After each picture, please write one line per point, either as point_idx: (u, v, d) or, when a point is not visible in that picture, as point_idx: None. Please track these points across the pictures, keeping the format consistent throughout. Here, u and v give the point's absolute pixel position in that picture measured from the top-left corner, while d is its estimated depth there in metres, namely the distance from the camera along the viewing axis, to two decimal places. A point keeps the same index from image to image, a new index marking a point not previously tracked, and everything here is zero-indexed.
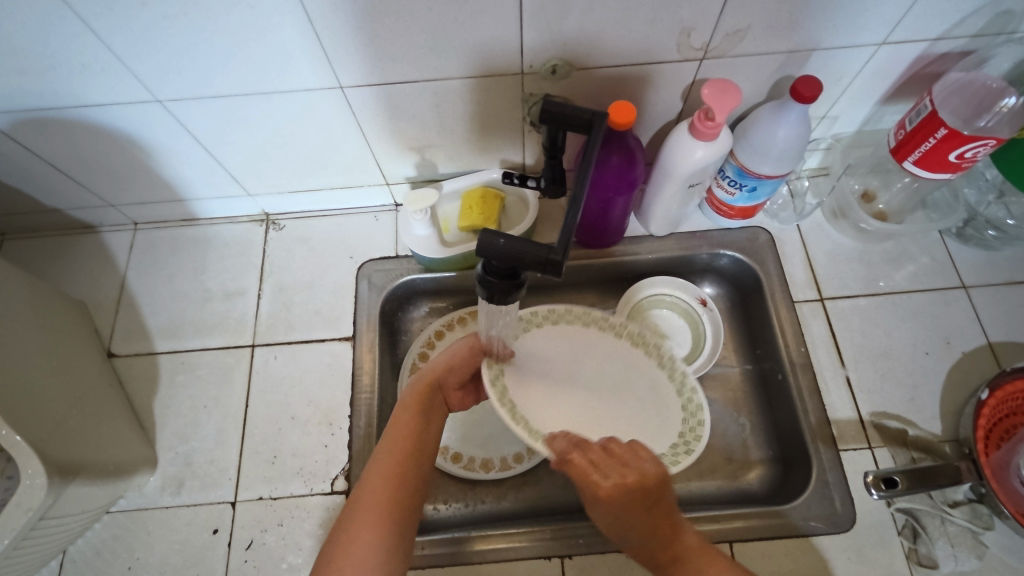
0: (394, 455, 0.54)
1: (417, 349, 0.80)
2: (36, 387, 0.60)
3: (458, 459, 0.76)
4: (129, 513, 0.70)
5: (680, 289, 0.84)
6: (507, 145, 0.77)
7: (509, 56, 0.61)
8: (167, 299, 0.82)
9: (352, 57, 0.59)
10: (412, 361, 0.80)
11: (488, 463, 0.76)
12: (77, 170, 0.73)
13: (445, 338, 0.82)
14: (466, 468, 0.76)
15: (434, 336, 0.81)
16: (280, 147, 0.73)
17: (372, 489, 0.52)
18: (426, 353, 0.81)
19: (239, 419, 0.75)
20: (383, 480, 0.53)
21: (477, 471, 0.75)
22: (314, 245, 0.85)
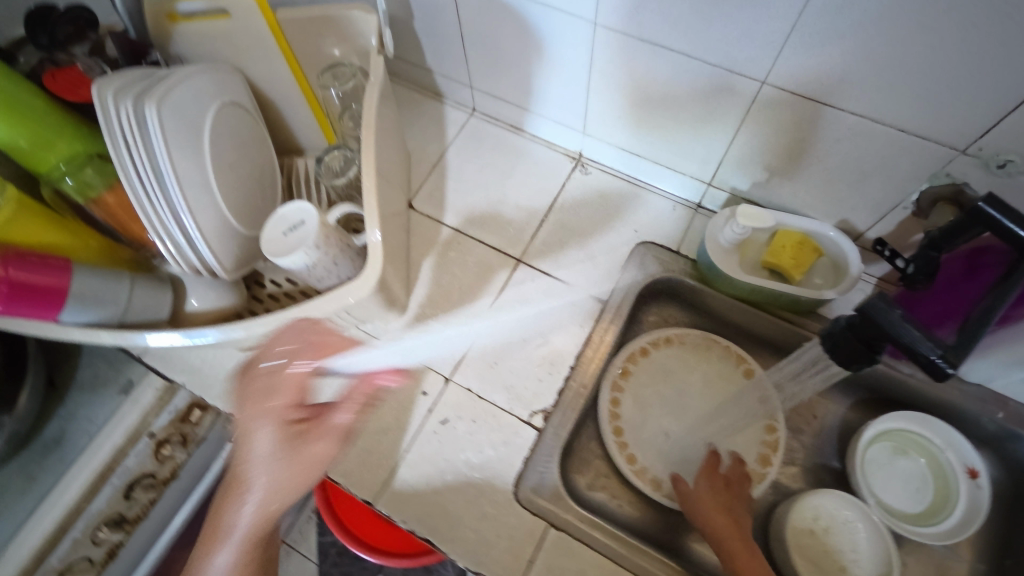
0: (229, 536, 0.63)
1: (619, 364, 0.81)
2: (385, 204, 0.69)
3: (631, 462, 0.77)
4: (369, 337, 0.79)
5: (949, 445, 0.74)
6: (862, 211, 0.71)
7: (964, 130, 0.55)
8: (470, 184, 0.90)
9: (804, 60, 0.57)
10: (613, 374, 0.80)
11: (673, 492, 0.76)
12: (475, 47, 0.81)
13: (670, 347, 0.83)
14: (636, 478, 0.76)
15: (637, 352, 0.82)
16: (652, 106, 0.74)
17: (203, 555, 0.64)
18: (648, 349, 0.83)
19: (482, 314, 0.80)
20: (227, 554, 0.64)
21: (645, 484, 0.76)
22: (608, 203, 0.87)
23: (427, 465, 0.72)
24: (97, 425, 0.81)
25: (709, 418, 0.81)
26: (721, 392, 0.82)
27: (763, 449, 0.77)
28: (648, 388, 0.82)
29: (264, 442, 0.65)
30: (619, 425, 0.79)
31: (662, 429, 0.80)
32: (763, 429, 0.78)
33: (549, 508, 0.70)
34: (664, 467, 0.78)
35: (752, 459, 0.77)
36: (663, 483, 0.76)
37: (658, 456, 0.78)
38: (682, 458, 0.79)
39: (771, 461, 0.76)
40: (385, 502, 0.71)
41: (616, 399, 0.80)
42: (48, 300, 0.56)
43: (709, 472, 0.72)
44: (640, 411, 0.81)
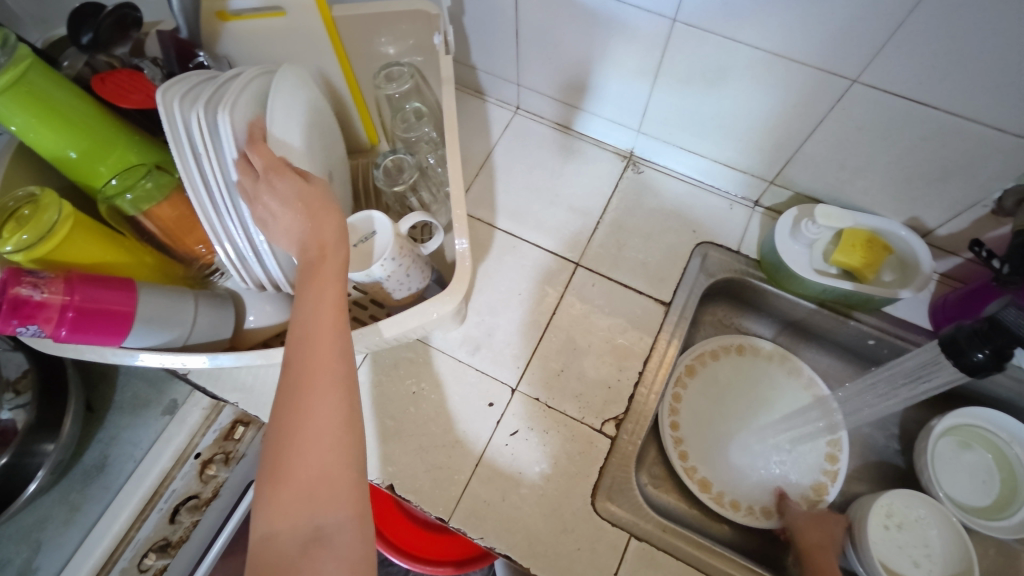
0: (316, 354, 0.44)
1: (687, 360, 0.81)
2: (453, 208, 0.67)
3: (684, 461, 0.76)
4: (429, 347, 0.77)
5: (1014, 439, 0.74)
6: (935, 208, 0.70)
7: None
8: (520, 185, 0.87)
9: (903, 58, 0.56)
10: (680, 368, 0.80)
11: (721, 496, 0.75)
12: (530, 43, 0.78)
13: (736, 350, 0.83)
14: (687, 478, 0.75)
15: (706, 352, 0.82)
16: (722, 103, 0.72)
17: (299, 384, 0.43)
18: (716, 351, 0.83)
19: (544, 320, 0.78)
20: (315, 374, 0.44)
21: (693, 482, 0.75)
22: (664, 203, 0.85)
23: (500, 480, 0.69)
24: (143, 449, 0.77)
25: (763, 421, 0.80)
26: (781, 395, 0.81)
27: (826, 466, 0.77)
28: (709, 387, 0.81)
29: (283, 210, 0.50)
30: (678, 422, 0.78)
31: (716, 430, 0.80)
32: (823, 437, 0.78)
33: (630, 518, 0.67)
34: (712, 469, 0.77)
35: (808, 480, 0.77)
36: (711, 486, 0.76)
37: (710, 461, 0.78)
38: (733, 462, 0.78)
39: (827, 488, 0.76)
40: (458, 520, 0.68)
41: (678, 395, 0.80)
42: (114, 326, 0.52)
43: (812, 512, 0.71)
44: (701, 412, 0.80)
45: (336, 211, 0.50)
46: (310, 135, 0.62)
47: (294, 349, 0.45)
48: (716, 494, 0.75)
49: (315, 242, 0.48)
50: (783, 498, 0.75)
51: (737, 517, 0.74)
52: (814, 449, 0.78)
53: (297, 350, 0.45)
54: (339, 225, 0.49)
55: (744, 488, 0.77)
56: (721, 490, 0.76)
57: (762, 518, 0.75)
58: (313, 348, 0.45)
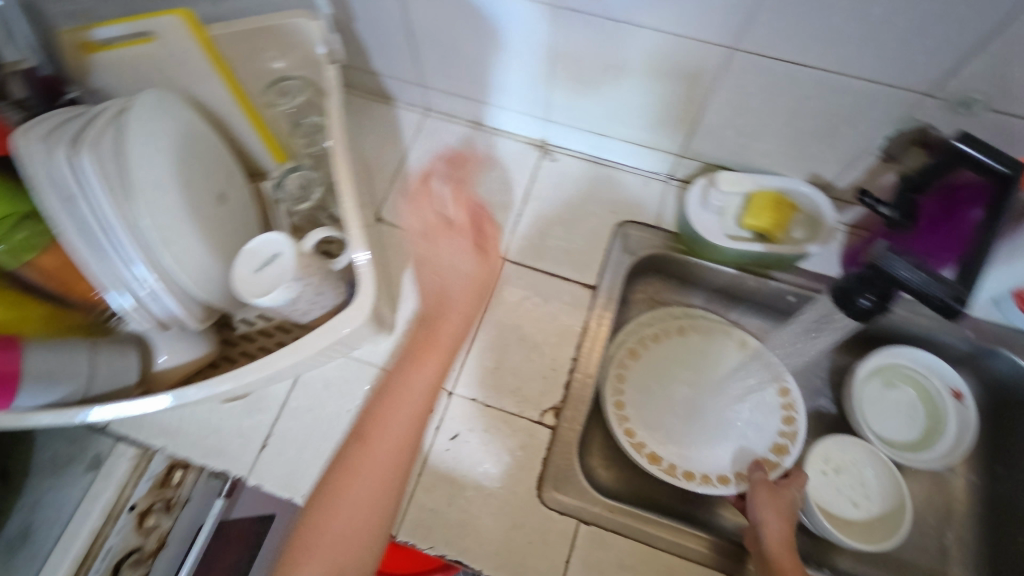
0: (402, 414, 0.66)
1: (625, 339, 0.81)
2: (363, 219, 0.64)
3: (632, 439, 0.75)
4: (359, 362, 0.75)
5: (932, 372, 0.79)
6: (832, 162, 0.73)
7: (931, 74, 0.57)
8: (437, 187, 0.86)
9: (775, 22, 0.57)
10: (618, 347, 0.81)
11: (673, 468, 0.74)
12: (426, 43, 0.77)
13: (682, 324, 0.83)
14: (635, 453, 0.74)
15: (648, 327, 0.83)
16: (621, 83, 0.73)
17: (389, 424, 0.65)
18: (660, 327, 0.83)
19: (474, 320, 0.78)
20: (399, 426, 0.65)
21: (641, 456, 0.74)
22: (581, 188, 0.86)
23: (446, 486, 0.69)
24: (69, 510, 0.71)
25: (714, 389, 0.81)
26: (726, 364, 0.81)
27: (784, 430, 0.76)
28: (657, 364, 0.82)
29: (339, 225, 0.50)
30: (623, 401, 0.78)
31: (666, 402, 0.80)
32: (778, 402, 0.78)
33: (577, 504, 0.68)
34: (661, 444, 0.76)
35: (767, 446, 0.76)
36: (662, 460, 0.75)
37: (658, 435, 0.77)
38: (681, 431, 0.78)
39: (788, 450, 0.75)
40: (407, 532, 0.67)
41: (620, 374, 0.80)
42: None
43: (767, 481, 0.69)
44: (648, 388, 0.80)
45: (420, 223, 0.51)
46: (183, 164, 0.60)
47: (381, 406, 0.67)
48: (667, 467, 0.74)
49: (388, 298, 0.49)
50: (756, 465, 0.72)
51: (690, 486, 0.73)
52: (768, 414, 0.78)
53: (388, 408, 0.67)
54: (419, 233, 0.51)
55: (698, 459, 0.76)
56: (671, 462, 0.75)
57: (721, 485, 0.74)
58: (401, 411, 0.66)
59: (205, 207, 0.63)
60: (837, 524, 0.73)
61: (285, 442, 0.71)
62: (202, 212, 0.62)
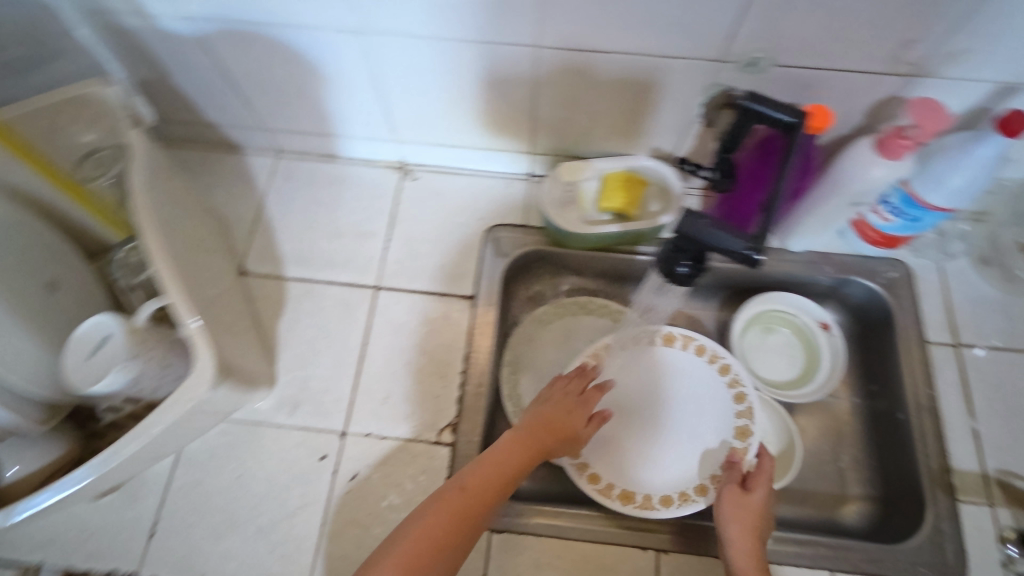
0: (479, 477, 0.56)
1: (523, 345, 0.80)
2: (195, 282, 0.60)
3: (595, 481, 0.69)
4: (244, 423, 0.72)
5: (801, 309, 0.84)
6: (666, 135, 0.75)
7: (715, 42, 0.60)
8: (300, 228, 0.84)
9: (561, 15, 0.59)
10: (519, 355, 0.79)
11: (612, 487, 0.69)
12: (250, 85, 0.75)
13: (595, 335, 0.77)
14: (604, 496, 0.68)
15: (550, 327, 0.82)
16: (450, 95, 0.73)
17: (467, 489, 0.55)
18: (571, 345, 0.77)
19: (357, 355, 0.76)
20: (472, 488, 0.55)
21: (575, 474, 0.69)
22: (446, 201, 0.86)
23: (352, 529, 0.67)
24: None
25: (661, 402, 0.75)
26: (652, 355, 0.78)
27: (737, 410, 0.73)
28: None
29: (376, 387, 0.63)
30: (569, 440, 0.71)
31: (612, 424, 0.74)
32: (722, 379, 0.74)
33: None
34: (628, 476, 0.70)
35: (728, 432, 0.72)
36: (634, 493, 0.69)
37: (621, 467, 0.71)
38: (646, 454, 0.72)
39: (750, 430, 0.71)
40: None
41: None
42: None
43: (737, 486, 0.64)
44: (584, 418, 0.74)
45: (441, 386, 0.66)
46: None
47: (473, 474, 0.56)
48: (643, 500, 0.68)
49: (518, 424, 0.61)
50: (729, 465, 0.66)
51: (674, 513, 0.67)
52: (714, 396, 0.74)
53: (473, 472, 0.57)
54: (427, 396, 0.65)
55: (671, 476, 0.70)
56: (645, 493, 0.69)
57: (701, 497, 0.68)
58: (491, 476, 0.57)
59: (30, 299, 0.62)
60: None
61: (177, 523, 0.68)
62: (25, 303, 0.61)
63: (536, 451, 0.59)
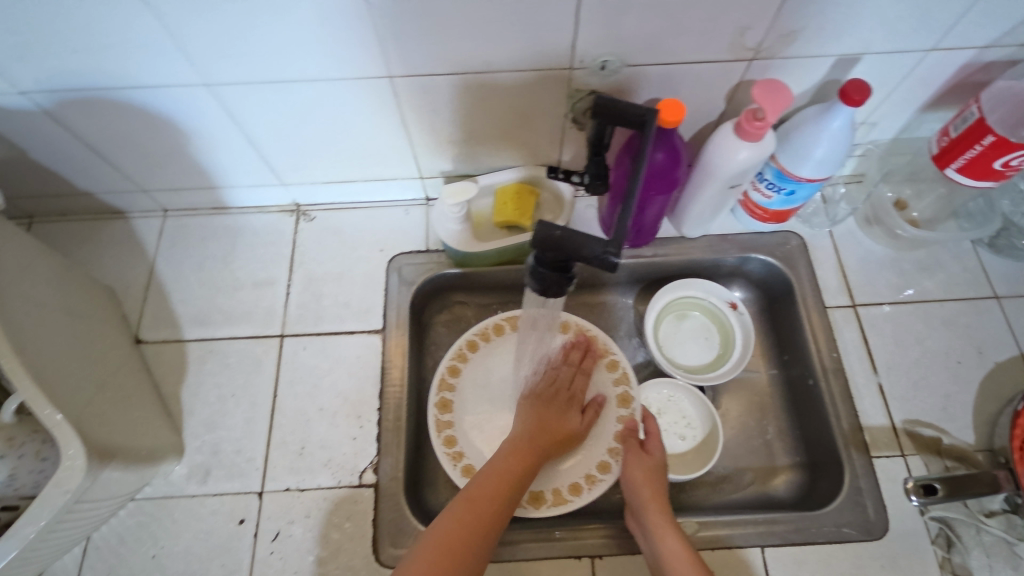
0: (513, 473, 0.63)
1: (446, 363, 0.77)
2: (52, 378, 0.56)
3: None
4: (154, 500, 0.69)
5: (709, 292, 0.84)
6: (546, 144, 0.75)
7: (561, 52, 0.60)
8: (196, 286, 0.81)
9: (404, 47, 0.58)
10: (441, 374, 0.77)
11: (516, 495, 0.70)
12: (114, 152, 0.73)
13: (477, 348, 0.79)
14: (513, 503, 0.69)
15: (465, 346, 0.78)
16: (321, 135, 0.72)
17: (497, 484, 0.61)
18: (457, 366, 0.78)
19: (268, 410, 0.74)
20: (503, 483, 0.61)
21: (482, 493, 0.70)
22: (344, 237, 0.85)
23: None
24: None
25: None
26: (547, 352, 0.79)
27: (615, 379, 0.77)
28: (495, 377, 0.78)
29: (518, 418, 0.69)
30: (468, 463, 0.72)
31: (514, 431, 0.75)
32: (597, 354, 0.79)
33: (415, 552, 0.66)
34: (535, 479, 0.71)
35: (613, 404, 0.76)
36: (544, 493, 0.70)
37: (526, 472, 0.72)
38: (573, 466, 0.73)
39: (631, 396, 0.76)
40: None
41: (451, 437, 0.73)
42: None
43: (635, 447, 0.70)
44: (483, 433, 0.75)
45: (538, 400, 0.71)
46: None
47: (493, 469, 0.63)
48: (553, 496, 0.70)
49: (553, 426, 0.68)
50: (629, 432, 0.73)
51: (587, 499, 0.70)
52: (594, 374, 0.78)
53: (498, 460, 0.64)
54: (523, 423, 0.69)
55: (574, 465, 0.72)
56: (554, 489, 0.71)
57: (606, 475, 0.72)
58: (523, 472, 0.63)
59: None
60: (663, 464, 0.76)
61: None
62: None
63: (539, 452, 0.66)
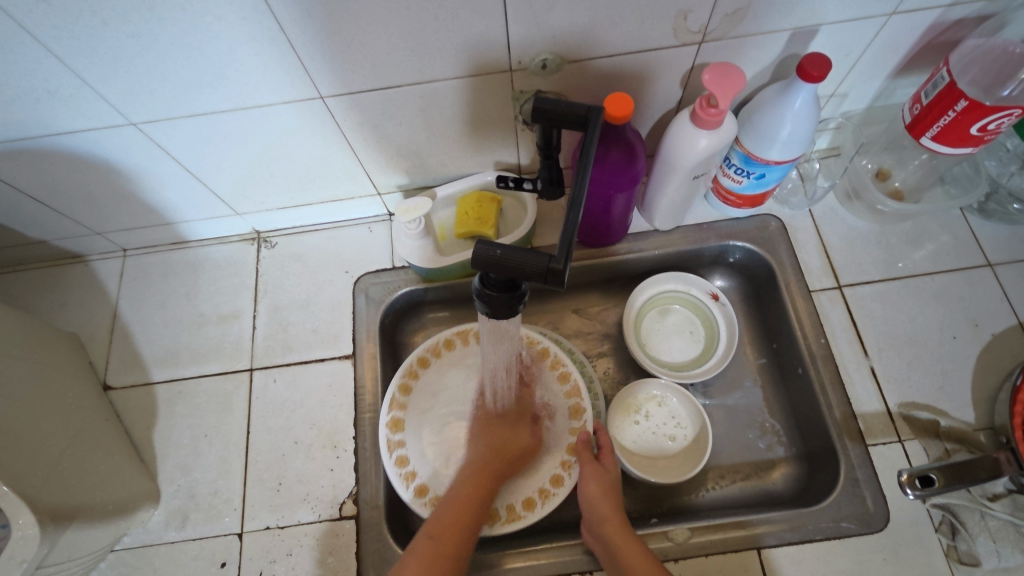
0: (462, 498, 0.63)
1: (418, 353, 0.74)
2: (4, 444, 0.55)
3: None
4: (134, 550, 0.68)
5: (690, 285, 0.81)
6: (500, 147, 0.72)
7: (496, 54, 0.57)
8: (161, 326, 0.80)
9: (330, 65, 0.55)
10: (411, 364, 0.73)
11: None
12: (57, 199, 0.71)
13: (430, 365, 0.75)
14: None
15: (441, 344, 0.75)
16: (265, 162, 0.69)
17: (453, 514, 0.61)
18: (410, 383, 0.73)
19: (242, 447, 0.73)
20: (457, 513, 0.61)
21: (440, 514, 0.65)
22: (308, 261, 0.82)
23: None
24: None
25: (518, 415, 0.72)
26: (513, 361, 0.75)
27: (566, 391, 0.73)
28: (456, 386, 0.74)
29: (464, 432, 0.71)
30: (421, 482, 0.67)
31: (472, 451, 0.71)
32: (546, 364, 0.74)
33: None
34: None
35: (564, 416, 0.71)
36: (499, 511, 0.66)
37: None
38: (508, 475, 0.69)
39: (582, 406, 0.71)
40: None
41: (403, 456, 0.68)
42: None
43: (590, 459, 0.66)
44: (437, 444, 0.71)
45: (498, 420, 0.71)
46: None
47: (447, 501, 0.63)
48: (507, 513, 0.66)
49: (495, 445, 0.68)
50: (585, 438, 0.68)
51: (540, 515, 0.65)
52: (544, 384, 0.74)
53: (452, 492, 0.64)
54: (479, 444, 0.69)
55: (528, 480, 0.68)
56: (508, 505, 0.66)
57: (559, 489, 0.67)
58: (475, 494, 0.63)
59: None
60: (631, 462, 0.73)
61: None
62: None
63: (495, 473, 0.65)
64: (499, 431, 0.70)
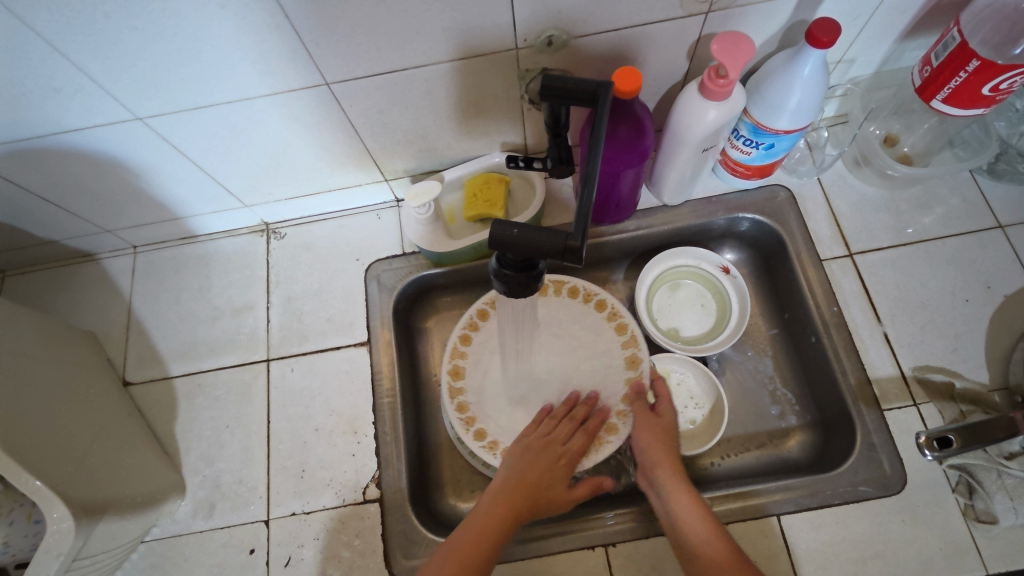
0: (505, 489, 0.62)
1: (457, 331, 0.76)
2: (33, 440, 0.56)
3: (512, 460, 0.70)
4: (164, 540, 0.70)
5: (700, 259, 0.80)
6: (507, 127, 0.71)
7: (501, 33, 0.56)
8: (176, 321, 0.80)
9: (334, 51, 0.55)
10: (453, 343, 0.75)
11: None
12: (67, 198, 0.71)
13: (488, 317, 0.77)
14: None
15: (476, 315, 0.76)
16: (272, 153, 0.69)
17: (493, 508, 0.60)
18: (468, 335, 0.76)
19: (264, 437, 0.74)
20: (501, 501, 0.61)
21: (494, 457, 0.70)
22: (318, 250, 0.82)
23: None
24: None
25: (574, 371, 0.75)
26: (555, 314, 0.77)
27: (623, 342, 0.75)
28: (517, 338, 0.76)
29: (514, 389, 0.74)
30: (480, 427, 0.72)
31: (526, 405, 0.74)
32: (604, 317, 0.76)
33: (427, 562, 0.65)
34: None
35: (621, 368, 0.74)
36: None
37: None
38: None
39: (639, 357, 0.74)
40: None
41: (463, 404, 0.73)
42: None
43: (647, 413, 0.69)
44: (496, 391, 0.75)
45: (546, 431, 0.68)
46: None
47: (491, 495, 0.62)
48: None
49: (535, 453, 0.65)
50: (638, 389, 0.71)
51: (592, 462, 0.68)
52: (602, 334, 0.76)
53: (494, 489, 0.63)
54: (516, 458, 0.65)
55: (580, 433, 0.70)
56: None
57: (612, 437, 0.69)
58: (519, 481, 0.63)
59: None
60: None
61: None
62: None
63: (536, 483, 0.63)
64: (550, 441, 0.66)
